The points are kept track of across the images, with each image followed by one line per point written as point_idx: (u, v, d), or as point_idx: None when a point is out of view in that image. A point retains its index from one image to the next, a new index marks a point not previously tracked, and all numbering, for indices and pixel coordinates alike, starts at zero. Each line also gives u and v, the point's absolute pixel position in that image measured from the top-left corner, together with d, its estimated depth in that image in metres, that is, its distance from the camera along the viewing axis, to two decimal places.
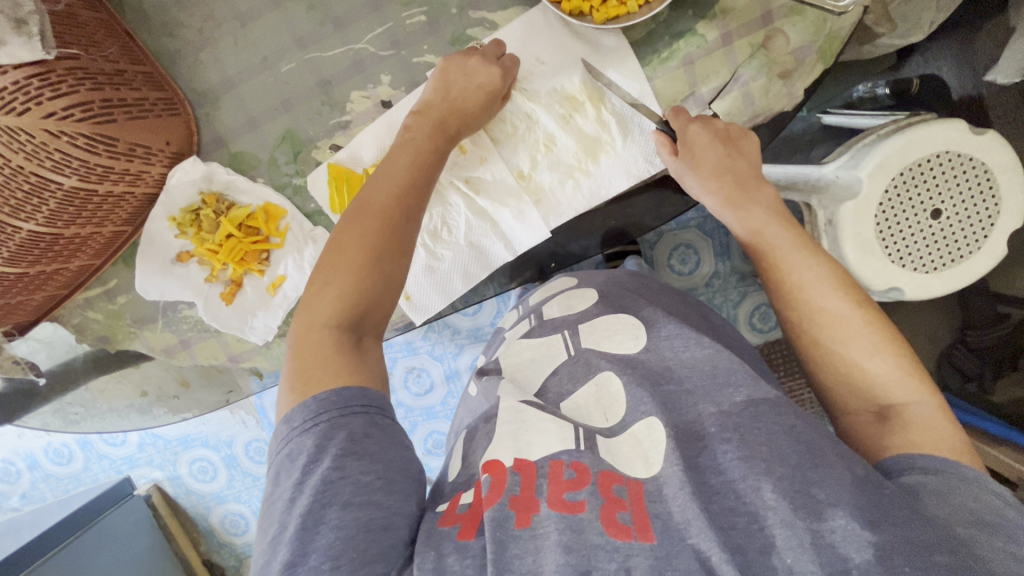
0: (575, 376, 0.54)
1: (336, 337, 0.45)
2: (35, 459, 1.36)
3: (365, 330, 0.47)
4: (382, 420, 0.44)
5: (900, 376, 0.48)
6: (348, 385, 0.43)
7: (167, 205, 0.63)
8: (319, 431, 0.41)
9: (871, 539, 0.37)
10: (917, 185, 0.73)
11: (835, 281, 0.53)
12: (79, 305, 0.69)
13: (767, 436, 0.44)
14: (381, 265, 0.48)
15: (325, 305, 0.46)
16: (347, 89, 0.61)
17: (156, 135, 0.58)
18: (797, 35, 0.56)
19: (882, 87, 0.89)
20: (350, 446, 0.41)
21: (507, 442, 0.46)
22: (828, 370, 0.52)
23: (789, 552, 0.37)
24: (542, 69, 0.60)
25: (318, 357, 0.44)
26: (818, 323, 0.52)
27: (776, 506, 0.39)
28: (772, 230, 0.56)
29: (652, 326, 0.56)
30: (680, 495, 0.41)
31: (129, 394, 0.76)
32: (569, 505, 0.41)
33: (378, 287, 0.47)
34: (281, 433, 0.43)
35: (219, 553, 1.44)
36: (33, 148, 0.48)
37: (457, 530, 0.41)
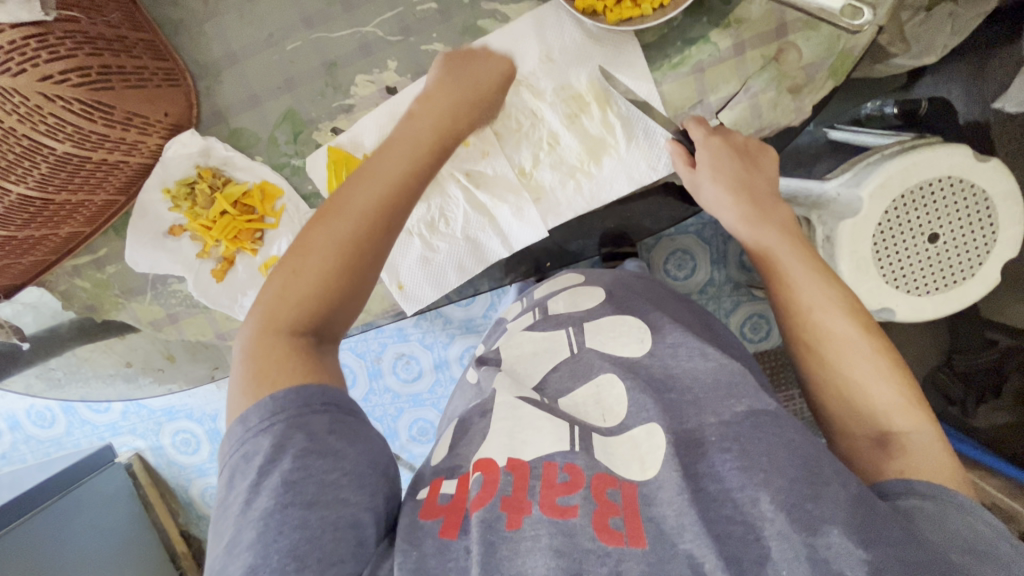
0: (575, 373, 0.54)
1: (291, 339, 0.45)
2: (18, 420, 1.35)
3: (324, 335, 0.47)
4: (345, 419, 0.44)
5: (900, 403, 0.49)
6: (307, 384, 0.43)
7: (161, 177, 0.62)
8: (275, 431, 0.41)
9: (865, 556, 0.37)
10: (917, 209, 0.73)
11: (845, 306, 0.53)
12: (68, 272, 0.68)
13: (766, 447, 0.43)
14: (344, 272, 0.46)
15: (287, 308, 0.45)
16: (352, 73, 0.60)
17: (153, 105, 0.57)
18: (810, 51, 0.55)
19: (891, 106, 0.88)
20: (310, 446, 0.41)
21: (501, 440, 0.46)
22: (831, 393, 0.52)
23: (785, 564, 0.37)
24: (550, 65, 0.59)
25: (272, 360, 0.43)
26: (825, 347, 0.52)
27: (773, 518, 0.39)
28: (786, 251, 0.56)
29: (658, 331, 0.56)
30: (676, 500, 0.41)
31: (113, 364, 0.75)
32: (562, 509, 0.41)
33: (342, 292, 0.47)
34: (234, 434, 0.42)
35: (198, 524, 1.45)
36: (27, 111, 0.47)
37: (440, 527, 0.41)
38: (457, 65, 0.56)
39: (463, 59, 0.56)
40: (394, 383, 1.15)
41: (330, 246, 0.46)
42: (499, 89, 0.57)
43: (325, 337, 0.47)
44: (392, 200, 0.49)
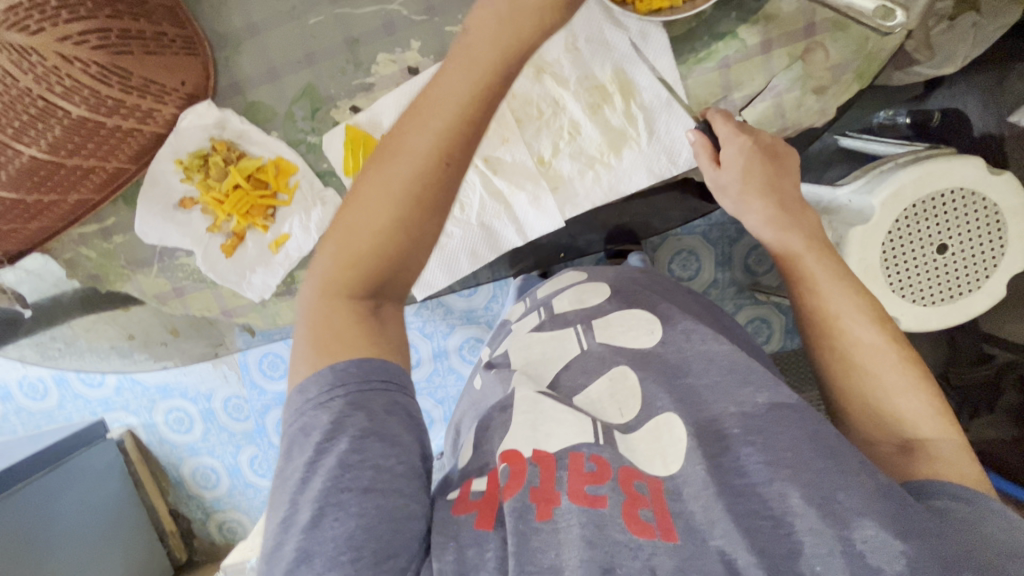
0: (587, 368, 0.53)
1: (354, 307, 0.40)
2: (8, 392, 1.33)
3: (386, 297, 0.42)
4: (403, 398, 0.40)
5: (928, 412, 0.48)
6: (372, 356, 0.39)
7: (174, 147, 0.61)
8: (335, 407, 0.38)
9: (902, 549, 0.37)
10: (926, 219, 0.73)
11: (873, 315, 0.52)
12: (73, 240, 0.67)
13: (789, 442, 0.43)
14: (406, 234, 0.40)
15: (342, 271, 0.40)
16: (374, 51, 0.59)
17: (171, 74, 0.56)
18: (837, 52, 0.55)
19: (903, 116, 0.90)
20: (370, 426, 0.38)
21: (525, 432, 0.45)
22: (855, 400, 0.52)
23: (819, 560, 0.37)
24: (575, 54, 0.59)
25: (333, 329, 0.39)
26: (851, 354, 0.52)
27: (804, 513, 0.39)
28: (813, 258, 0.54)
29: (667, 321, 0.56)
30: (702, 494, 0.41)
31: (114, 336, 0.74)
32: (591, 499, 0.40)
33: (402, 254, 0.40)
34: (292, 402, 0.39)
35: (186, 504, 1.44)
36: (45, 71, 0.48)
37: (476, 520, 0.41)
38: None
39: None
40: None
41: (395, 200, 0.39)
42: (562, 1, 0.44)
43: (384, 302, 0.42)
44: (454, 146, 0.40)
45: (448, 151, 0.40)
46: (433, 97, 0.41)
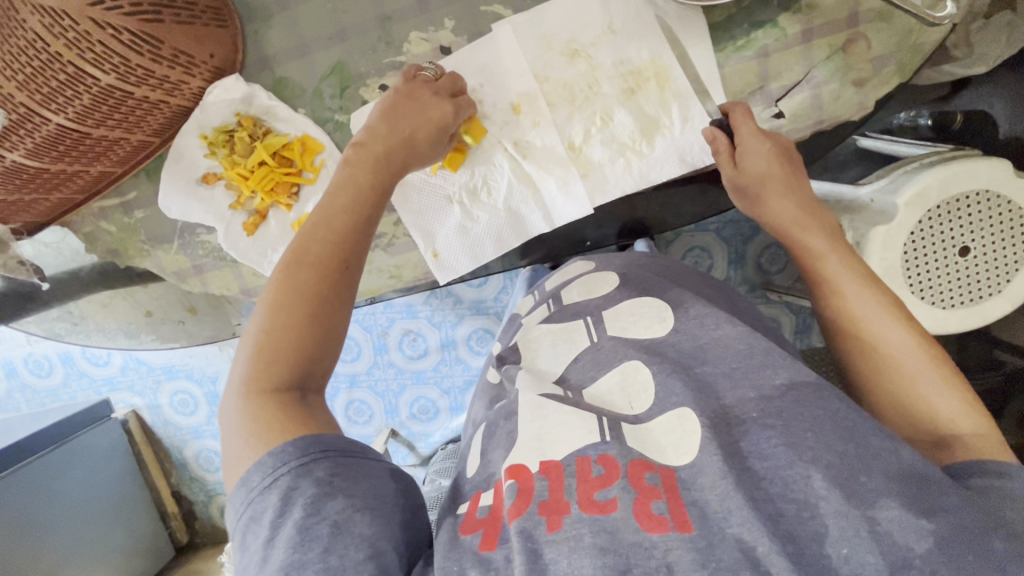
0: (599, 363, 0.51)
1: (277, 398, 0.44)
2: (14, 368, 1.33)
3: (309, 387, 0.46)
4: (348, 459, 0.43)
5: (960, 405, 0.46)
6: (302, 433, 0.42)
7: (199, 121, 0.61)
8: (281, 485, 0.40)
9: (929, 526, 0.34)
10: (950, 220, 0.72)
11: (896, 312, 0.51)
12: (94, 214, 0.66)
13: (812, 420, 0.40)
14: (317, 323, 0.46)
15: (258, 367, 0.44)
16: (406, 29, 0.58)
17: (201, 45, 0.55)
18: (880, 42, 0.54)
19: (925, 117, 0.86)
20: (320, 489, 0.40)
21: (531, 443, 0.44)
22: (884, 398, 0.50)
23: (845, 543, 0.35)
24: (612, 38, 0.58)
25: (260, 420, 0.42)
26: (877, 351, 0.51)
27: (827, 496, 0.36)
28: (832, 258, 0.54)
29: (679, 308, 0.53)
30: (719, 483, 0.38)
31: (131, 314, 0.73)
32: (601, 505, 0.38)
33: (309, 346, 0.46)
34: (240, 496, 0.41)
35: (189, 487, 1.43)
36: (76, 36, 0.47)
37: (479, 543, 0.40)
38: (406, 100, 0.55)
39: (410, 92, 0.55)
40: (399, 358, 1.14)
41: (296, 303, 0.46)
42: (445, 130, 0.56)
43: (310, 389, 0.46)
44: (328, 275, 0.48)
45: (327, 274, 0.48)
46: (323, 218, 0.50)
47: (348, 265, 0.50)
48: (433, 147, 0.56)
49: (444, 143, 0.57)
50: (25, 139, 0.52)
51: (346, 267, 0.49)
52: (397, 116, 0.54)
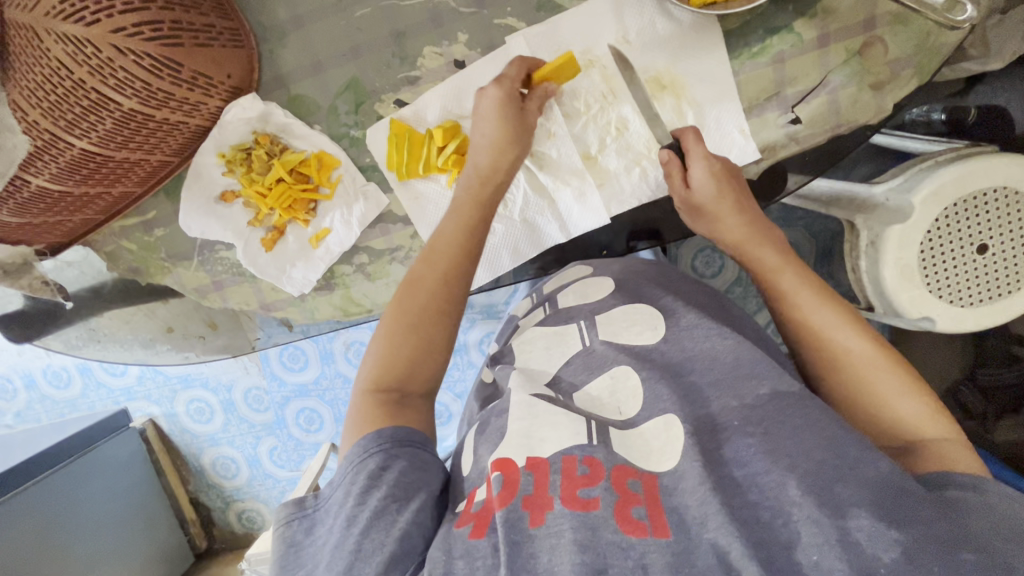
0: (590, 367, 0.51)
1: (377, 397, 0.46)
2: (33, 380, 1.34)
3: (411, 391, 0.47)
4: (405, 450, 0.43)
5: (924, 412, 0.45)
6: (385, 425, 0.44)
7: (217, 140, 0.61)
8: (347, 476, 0.42)
9: (897, 536, 0.33)
10: (967, 218, 0.71)
11: (854, 321, 0.50)
12: (115, 233, 0.67)
13: (792, 430, 0.40)
14: (418, 333, 0.49)
15: (371, 368, 0.48)
16: (420, 44, 0.58)
17: (219, 67, 0.55)
18: (897, 46, 0.53)
19: (938, 112, 0.85)
20: (370, 481, 0.41)
21: (519, 440, 0.42)
22: (853, 409, 0.48)
23: (816, 549, 0.34)
24: (627, 48, 0.57)
25: (361, 414, 0.45)
26: (836, 365, 0.50)
27: (802, 502, 0.36)
28: (784, 272, 0.54)
29: (671, 316, 0.53)
30: (699, 489, 0.38)
31: (151, 329, 0.74)
32: (584, 502, 0.37)
33: (412, 354, 0.48)
34: (325, 492, 0.43)
35: (207, 493, 1.44)
36: (99, 63, 0.47)
37: (468, 531, 0.38)
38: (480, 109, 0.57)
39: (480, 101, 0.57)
40: None
41: (400, 310, 0.49)
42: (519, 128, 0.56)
43: (410, 393, 0.47)
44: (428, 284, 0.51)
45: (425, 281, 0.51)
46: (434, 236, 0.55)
47: (446, 276, 0.51)
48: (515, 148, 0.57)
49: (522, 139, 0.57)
50: (50, 164, 0.53)
51: (443, 278, 0.51)
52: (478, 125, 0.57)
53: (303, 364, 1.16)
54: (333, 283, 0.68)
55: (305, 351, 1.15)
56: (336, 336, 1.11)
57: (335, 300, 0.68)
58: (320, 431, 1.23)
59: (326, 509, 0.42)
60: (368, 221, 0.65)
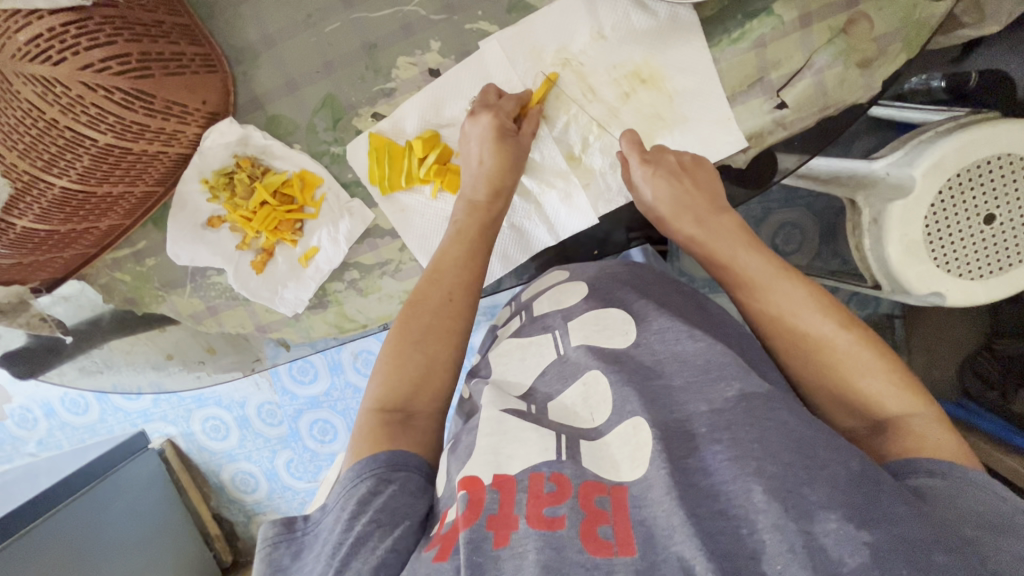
0: (564, 376, 0.51)
1: (382, 416, 0.47)
2: (52, 408, 1.35)
3: (416, 410, 0.48)
4: (396, 477, 0.43)
5: (893, 391, 0.45)
6: (383, 448, 0.44)
7: (199, 167, 0.61)
8: (339, 502, 0.42)
9: (867, 539, 0.32)
10: (972, 188, 0.69)
11: (817, 304, 0.49)
12: (107, 265, 0.68)
13: (758, 435, 0.38)
14: (423, 351, 0.50)
15: (378, 388, 0.49)
16: (393, 55, 0.58)
17: (192, 94, 0.55)
18: (882, 21, 0.51)
19: (938, 79, 0.83)
20: (358, 507, 0.41)
21: (486, 456, 0.42)
22: (822, 391, 0.48)
23: (779, 558, 0.32)
24: (602, 43, 0.56)
25: (363, 435, 0.46)
26: (804, 348, 0.49)
27: (766, 509, 0.34)
28: (747, 257, 0.53)
29: (642, 321, 0.53)
30: (665, 500, 0.37)
31: (153, 355, 0.75)
32: (549, 521, 0.37)
33: (417, 374, 0.49)
34: (315, 519, 0.44)
35: (228, 508, 1.46)
36: (69, 101, 0.47)
37: (433, 555, 0.37)
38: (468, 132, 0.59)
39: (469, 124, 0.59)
40: None
41: (403, 332, 0.51)
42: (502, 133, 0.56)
43: (415, 412, 0.48)
44: (428, 303, 0.53)
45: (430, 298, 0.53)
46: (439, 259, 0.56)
47: (450, 294, 0.53)
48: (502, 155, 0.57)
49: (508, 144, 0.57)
50: (33, 206, 0.52)
51: (448, 295, 0.53)
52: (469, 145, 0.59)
53: (312, 377, 1.17)
54: (327, 301, 0.68)
55: (313, 364, 1.15)
56: (343, 347, 1.12)
57: (330, 317, 0.68)
58: (333, 442, 1.24)
59: (316, 533, 0.42)
60: (356, 237, 0.64)
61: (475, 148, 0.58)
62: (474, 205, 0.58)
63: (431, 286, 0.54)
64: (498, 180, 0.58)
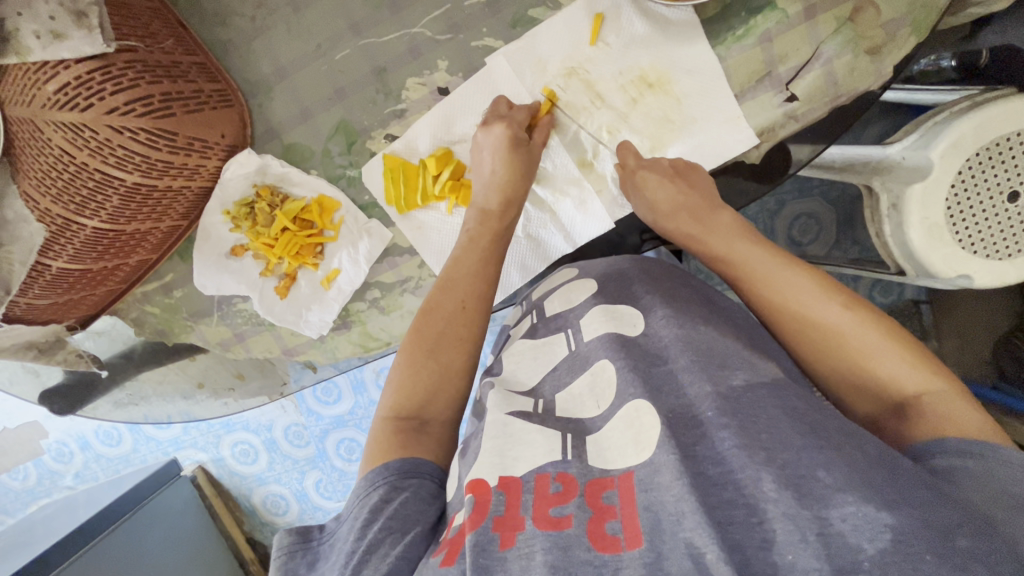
0: (573, 369, 0.51)
1: (397, 424, 0.48)
2: (87, 441, 1.38)
3: (432, 417, 0.49)
4: (409, 486, 0.44)
5: (909, 369, 0.44)
6: (395, 456, 0.45)
7: (221, 199, 0.63)
8: (353, 510, 0.43)
9: (888, 519, 0.31)
10: (994, 167, 0.67)
11: (819, 288, 0.48)
12: (137, 299, 0.70)
13: (767, 424, 0.39)
14: (437, 359, 0.51)
15: (392, 397, 0.50)
16: (402, 77, 0.59)
17: (212, 129, 0.57)
18: (889, 6, 0.50)
19: (948, 58, 0.83)
20: (371, 515, 0.42)
21: (491, 459, 0.42)
22: (840, 376, 0.47)
23: (790, 548, 0.32)
24: (608, 50, 0.56)
25: (378, 443, 0.47)
26: (814, 336, 0.48)
27: (777, 499, 0.34)
28: (742, 252, 0.53)
29: (649, 313, 0.53)
30: (675, 485, 0.36)
31: (185, 385, 0.77)
32: (555, 521, 0.37)
33: (432, 382, 0.50)
34: (329, 528, 0.45)
35: (262, 532, 1.47)
36: (97, 145, 0.49)
37: (440, 559, 0.38)
38: (478, 144, 0.59)
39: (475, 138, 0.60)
40: None
41: (416, 340, 0.52)
42: (515, 139, 0.57)
43: (430, 419, 0.49)
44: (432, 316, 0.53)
45: (440, 300, 0.54)
46: (450, 274, 0.56)
47: (466, 302, 0.54)
48: (518, 164, 0.58)
49: (523, 149, 0.57)
50: (67, 247, 0.54)
51: (462, 303, 0.54)
52: (480, 154, 0.59)
53: (337, 397, 1.18)
54: (350, 321, 0.68)
55: (337, 384, 1.17)
56: (366, 366, 1.14)
57: (354, 336, 0.69)
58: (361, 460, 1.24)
59: (330, 543, 0.43)
60: (375, 257, 0.65)
61: (488, 158, 0.58)
62: (487, 214, 0.59)
63: (443, 294, 0.54)
64: (510, 188, 0.58)
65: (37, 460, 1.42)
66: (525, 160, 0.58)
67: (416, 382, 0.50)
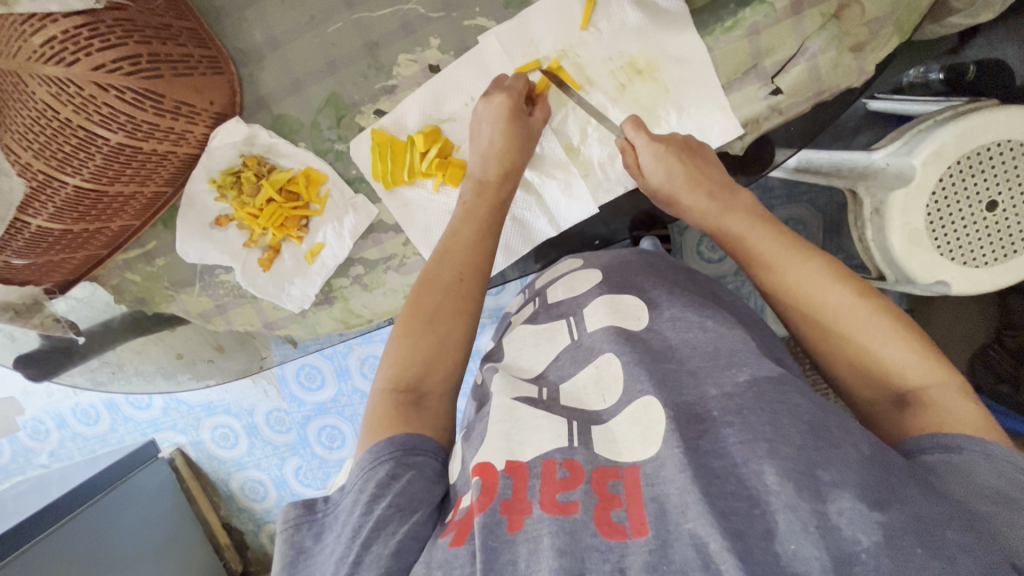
0: (576, 359, 0.52)
1: (394, 396, 0.47)
2: (64, 419, 1.36)
3: (427, 391, 0.49)
4: (413, 460, 0.44)
5: (913, 358, 0.45)
6: (397, 429, 0.45)
7: (207, 167, 0.63)
8: (359, 485, 0.43)
9: (879, 519, 0.33)
10: (974, 175, 0.69)
11: (832, 274, 0.49)
12: (118, 266, 0.69)
13: (770, 415, 0.39)
14: (434, 330, 0.51)
15: (389, 369, 0.49)
16: (394, 52, 0.59)
17: (200, 94, 0.57)
18: (874, 5, 0.51)
19: (936, 71, 0.81)
20: (378, 491, 0.41)
21: (498, 443, 0.43)
22: (844, 365, 0.48)
23: (793, 538, 0.33)
24: (597, 36, 0.57)
25: (376, 415, 0.47)
26: (823, 321, 0.48)
27: (779, 490, 0.35)
28: (757, 234, 0.53)
29: (654, 307, 0.54)
30: (678, 477, 0.37)
31: (163, 356, 0.76)
32: (562, 506, 0.38)
33: (428, 354, 0.50)
34: (335, 499, 0.45)
35: (238, 517, 1.46)
36: (82, 101, 0.49)
37: (449, 540, 0.38)
38: (480, 117, 0.58)
39: (479, 106, 0.58)
40: None
41: (412, 310, 0.52)
42: (518, 111, 0.57)
43: (427, 393, 0.49)
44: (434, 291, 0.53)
45: (437, 275, 0.54)
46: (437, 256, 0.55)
47: (462, 276, 0.54)
48: (523, 137, 0.58)
49: (523, 120, 0.58)
50: (46, 205, 0.54)
51: (461, 278, 0.54)
52: (480, 122, 0.58)
53: (320, 383, 1.18)
54: (332, 296, 0.68)
55: (320, 370, 1.17)
56: (350, 352, 1.13)
57: (336, 313, 0.69)
58: (342, 448, 1.24)
59: (335, 514, 0.43)
60: (360, 232, 0.65)
61: (486, 128, 0.58)
62: (484, 184, 0.58)
63: (441, 265, 0.54)
64: (507, 159, 0.58)
65: (12, 437, 1.40)
66: (524, 133, 0.58)
67: (414, 355, 0.49)
